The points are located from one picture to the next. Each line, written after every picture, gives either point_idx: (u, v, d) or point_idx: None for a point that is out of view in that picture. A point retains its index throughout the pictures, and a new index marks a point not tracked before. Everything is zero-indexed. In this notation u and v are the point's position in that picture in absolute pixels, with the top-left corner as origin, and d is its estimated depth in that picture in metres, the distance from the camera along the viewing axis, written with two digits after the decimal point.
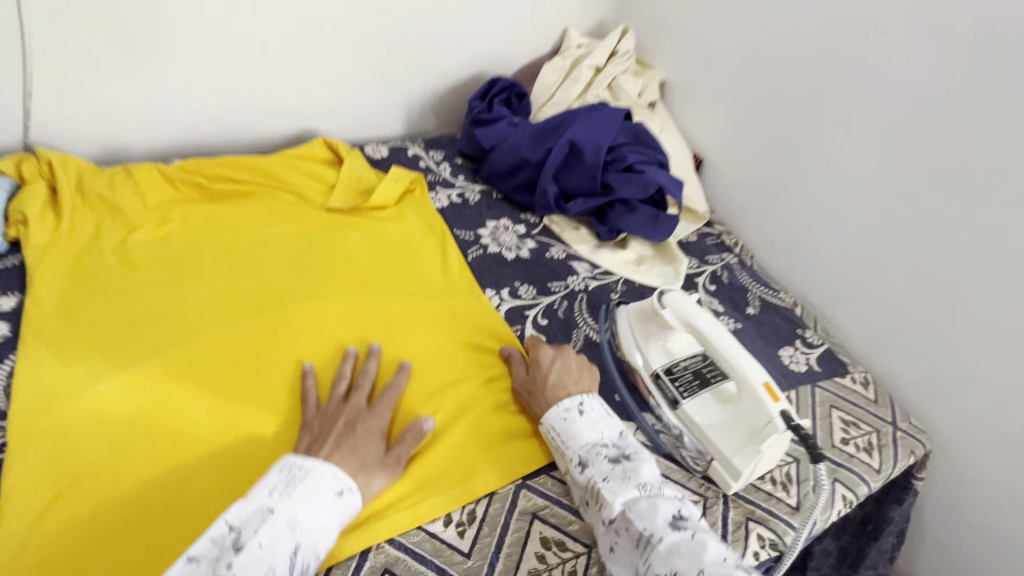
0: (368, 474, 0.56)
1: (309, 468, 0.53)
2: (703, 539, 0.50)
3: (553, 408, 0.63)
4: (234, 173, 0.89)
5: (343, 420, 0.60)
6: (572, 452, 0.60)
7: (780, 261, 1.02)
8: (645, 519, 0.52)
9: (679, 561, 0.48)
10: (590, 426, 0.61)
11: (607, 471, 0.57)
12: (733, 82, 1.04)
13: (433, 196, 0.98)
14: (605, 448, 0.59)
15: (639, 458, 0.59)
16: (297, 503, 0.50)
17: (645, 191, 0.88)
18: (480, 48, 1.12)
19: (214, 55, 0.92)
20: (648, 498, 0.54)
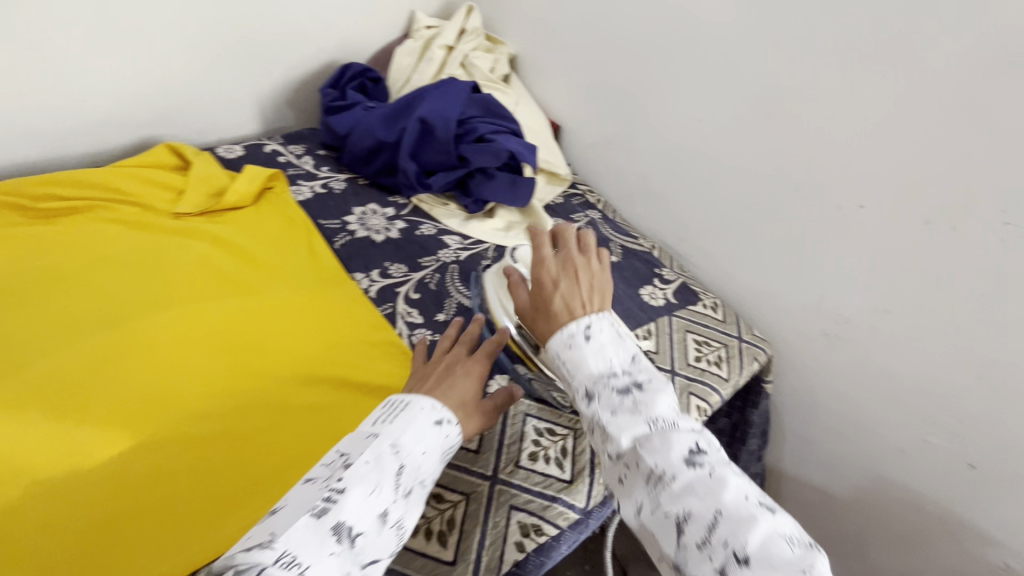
0: (468, 412, 0.57)
1: (409, 401, 0.53)
2: (720, 475, 0.45)
3: (558, 331, 0.55)
4: (63, 190, 0.83)
5: (443, 366, 0.60)
6: (577, 382, 0.52)
7: (638, 211, 1.10)
8: (656, 455, 0.47)
9: (693, 501, 0.44)
10: (596, 351, 0.53)
11: (616, 403, 0.50)
12: (574, 50, 1.10)
13: (295, 189, 0.97)
14: (615, 377, 0.52)
15: (652, 389, 0.51)
16: (398, 427, 0.50)
17: (499, 159, 0.92)
18: (326, 37, 1.11)
19: (14, 65, 0.83)
20: (662, 432, 0.48)
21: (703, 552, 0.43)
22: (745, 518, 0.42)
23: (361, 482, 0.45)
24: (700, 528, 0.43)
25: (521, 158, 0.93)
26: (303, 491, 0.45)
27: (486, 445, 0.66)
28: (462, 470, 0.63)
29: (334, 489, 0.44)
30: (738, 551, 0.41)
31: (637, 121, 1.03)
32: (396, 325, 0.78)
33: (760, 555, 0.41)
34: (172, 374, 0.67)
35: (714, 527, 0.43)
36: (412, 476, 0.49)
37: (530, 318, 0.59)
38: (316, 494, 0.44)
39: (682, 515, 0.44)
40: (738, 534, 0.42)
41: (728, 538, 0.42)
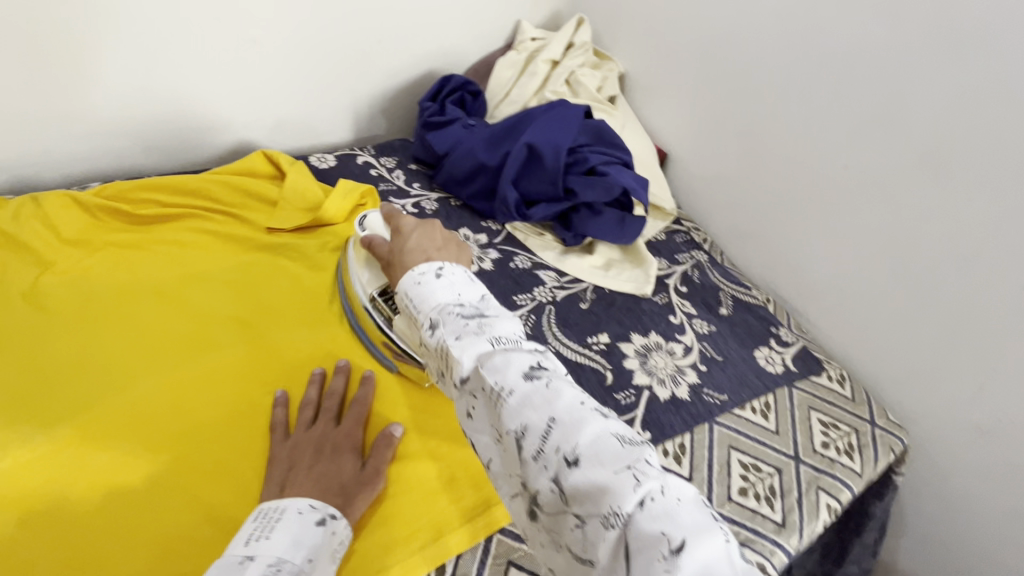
0: (351, 492, 0.53)
1: (284, 507, 0.49)
2: (556, 386, 0.39)
3: (406, 275, 0.51)
4: (164, 196, 0.80)
5: (313, 446, 0.56)
6: (422, 316, 0.46)
7: (749, 257, 1.00)
8: (498, 373, 0.40)
9: (529, 414, 0.38)
10: (444, 288, 0.48)
11: (459, 327, 0.44)
12: (696, 74, 1.00)
13: (387, 208, 0.92)
14: (458, 306, 0.46)
15: (500, 316, 0.45)
16: (277, 542, 0.45)
17: (609, 195, 0.84)
18: (430, 46, 1.06)
19: (130, 66, 0.81)
20: (501, 351, 0.42)
21: (538, 463, 0.37)
22: (576, 421, 0.37)
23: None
24: (534, 439, 0.37)
25: (633, 195, 0.85)
26: None
27: None
28: None
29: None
30: (572, 458, 0.36)
31: (764, 158, 0.93)
32: None
33: (591, 456, 0.36)
34: (257, 408, 0.62)
35: (547, 436, 0.37)
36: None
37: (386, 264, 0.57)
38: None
39: (518, 430, 0.38)
40: (569, 437, 0.36)
41: (560, 443, 0.37)
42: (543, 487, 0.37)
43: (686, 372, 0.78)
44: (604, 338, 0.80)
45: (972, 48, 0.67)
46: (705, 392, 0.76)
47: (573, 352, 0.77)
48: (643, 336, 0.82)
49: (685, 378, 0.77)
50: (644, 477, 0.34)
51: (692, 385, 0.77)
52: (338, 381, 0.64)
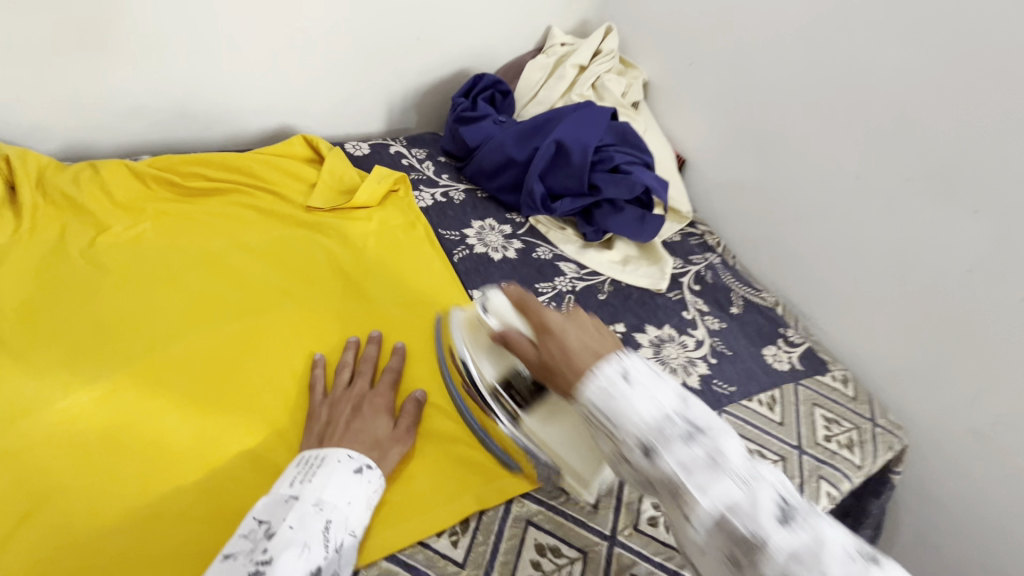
0: (384, 448, 0.57)
1: (324, 455, 0.53)
2: (811, 528, 0.42)
3: (589, 380, 0.49)
4: (211, 170, 0.85)
5: (350, 405, 0.61)
6: (627, 435, 0.46)
7: (760, 262, 1.04)
8: (747, 516, 0.42)
9: (797, 568, 0.40)
10: (640, 396, 0.47)
11: (684, 456, 0.44)
12: (717, 84, 1.05)
13: (417, 195, 0.96)
14: (672, 425, 0.46)
15: (719, 432, 0.46)
16: (319, 485, 0.50)
17: (631, 192, 0.88)
18: (464, 45, 1.11)
19: (184, 47, 0.86)
20: (747, 491, 0.43)
21: None
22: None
23: (285, 553, 0.45)
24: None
25: (653, 193, 0.89)
26: (223, 570, 0.44)
27: (606, 499, 0.62)
28: (580, 524, 0.60)
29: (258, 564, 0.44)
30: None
31: (780, 166, 0.97)
32: None
33: None
34: (296, 368, 0.66)
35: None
36: (343, 529, 0.49)
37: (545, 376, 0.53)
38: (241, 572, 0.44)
39: None
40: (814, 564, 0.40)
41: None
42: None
43: (697, 363, 0.82)
44: (620, 328, 0.84)
45: (986, 69, 0.71)
46: (715, 382, 0.80)
47: None
48: (657, 328, 0.86)
49: (696, 368, 0.81)
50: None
51: (702, 375, 0.80)
52: (371, 349, 0.68)
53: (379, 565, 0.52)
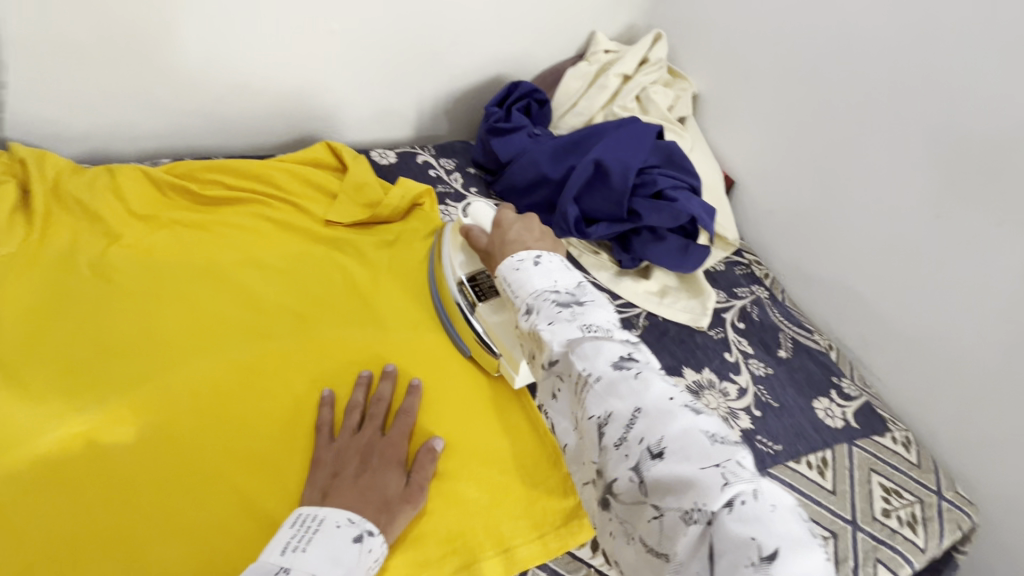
0: (392, 511, 0.52)
1: (322, 517, 0.48)
2: (647, 377, 0.42)
3: (506, 262, 0.55)
4: (229, 178, 0.81)
5: (358, 456, 0.55)
6: (519, 300, 0.51)
7: (813, 298, 0.95)
8: (587, 359, 0.44)
9: (614, 399, 0.42)
10: (540, 275, 0.52)
11: (552, 313, 0.48)
12: (776, 101, 0.95)
13: (443, 210, 0.91)
14: (554, 293, 0.50)
15: (593, 304, 0.49)
16: (313, 556, 0.44)
17: (675, 221, 0.80)
18: (501, 50, 1.04)
19: (208, 47, 0.81)
20: (594, 340, 0.45)
21: (620, 449, 0.40)
22: (663, 413, 0.40)
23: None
24: (617, 428, 0.41)
25: (699, 223, 0.82)
26: None
27: None
28: None
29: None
30: (653, 442, 0.39)
31: (844, 196, 0.87)
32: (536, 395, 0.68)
33: (673, 447, 0.38)
34: (300, 407, 0.61)
35: (632, 425, 0.40)
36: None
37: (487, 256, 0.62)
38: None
39: (602, 417, 0.42)
40: (654, 428, 0.39)
41: (645, 434, 0.40)
42: (622, 476, 0.40)
43: (740, 416, 0.74)
44: None
45: None
46: (758, 439, 0.72)
47: None
48: (696, 372, 0.78)
49: (738, 422, 0.73)
50: (735, 478, 0.36)
51: (745, 430, 0.72)
52: (386, 388, 0.62)
53: None
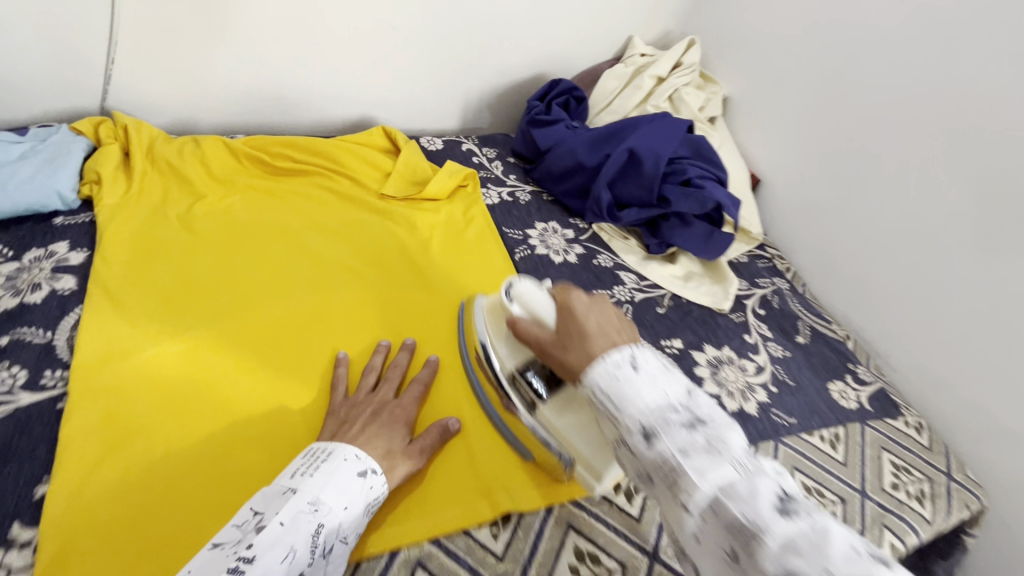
0: (394, 459, 0.55)
1: (331, 450, 0.51)
2: (826, 527, 0.34)
3: (597, 363, 0.46)
4: (296, 153, 0.90)
5: (371, 407, 0.59)
6: (629, 420, 0.42)
7: (832, 292, 0.99)
8: (745, 503, 0.36)
9: (797, 560, 0.33)
10: (648, 385, 0.43)
11: (684, 441, 0.39)
12: (803, 105, 1.00)
13: (485, 192, 0.98)
14: (675, 412, 0.41)
15: (721, 422, 0.41)
16: (318, 482, 0.48)
17: (702, 208, 0.86)
18: (544, 50, 1.12)
19: (283, 37, 0.90)
20: (746, 478, 0.37)
21: None
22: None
23: (270, 553, 0.42)
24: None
25: (725, 211, 0.87)
26: (208, 558, 0.42)
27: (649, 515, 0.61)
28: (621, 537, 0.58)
29: (240, 555, 0.41)
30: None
31: (865, 194, 0.91)
32: None
33: None
34: (360, 353, 0.68)
35: None
36: (332, 535, 0.47)
37: (561, 355, 0.52)
38: (223, 561, 0.41)
39: None
40: None
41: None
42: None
43: (757, 389, 0.79)
44: (677, 344, 0.82)
45: None
46: (774, 411, 0.76)
47: None
48: (716, 348, 0.83)
49: (754, 395, 0.78)
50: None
51: (761, 402, 0.77)
52: (405, 356, 0.67)
53: (422, 547, 0.53)
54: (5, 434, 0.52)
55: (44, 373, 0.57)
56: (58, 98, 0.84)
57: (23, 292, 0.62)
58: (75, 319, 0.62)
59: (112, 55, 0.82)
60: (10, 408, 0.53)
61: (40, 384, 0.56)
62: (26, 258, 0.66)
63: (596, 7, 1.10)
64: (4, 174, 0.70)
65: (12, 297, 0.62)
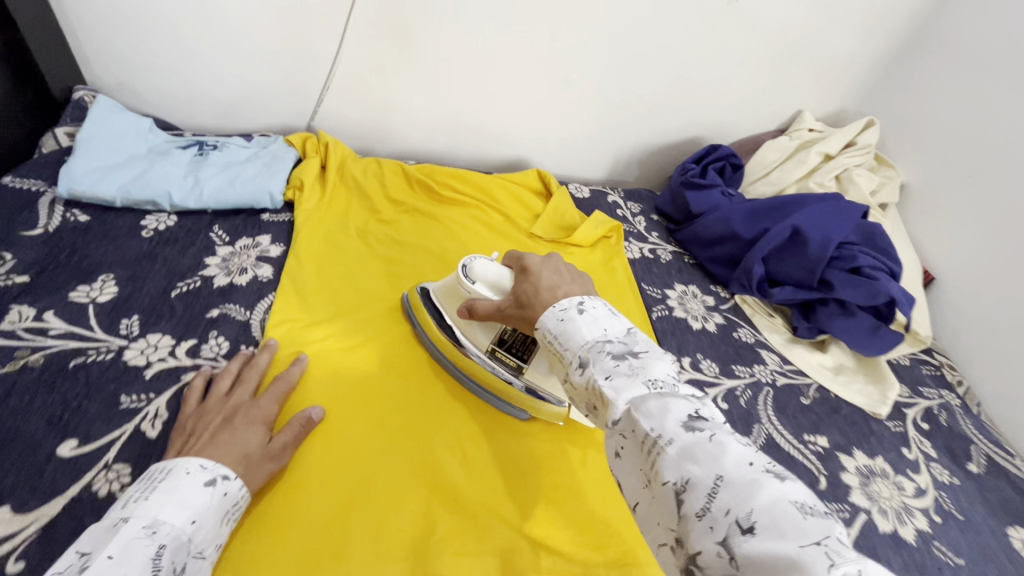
0: (251, 465, 0.51)
1: (171, 467, 0.47)
2: (722, 439, 0.35)
3: (547, 313, 0.48)
4: (460, 183, 0.97)
5: (220, 416, 0.54)
6: (570, 353, 0.44)
7: (1015, 420, 0.85)
8: (653, 417, 0.37)
9: (691, 466, 0.34)
10: (589, 323, 0.45)
11: (610, 368, 0.41)
12: (1000, 204, 0.90)
13: (627, 245, 0.99)
14: (610, 344, 0.43)
15: (651, 355, 0.42)
16: (156, 502, 0.44)
17: (871, 301, 0.78)
18: (706, 116, 1.13)
19: (470, 82, 1.00)
20: (656, 396, 0.38)
21: (703, 523, 0.32)
22: (749, 483, 0.32)
23: None
24: (700, 496, 0.33)
25: (898, 307, 0.79)
26: None
27: None
28: None
29: None
30: (743, 521, 0.31)
31: None
32: None
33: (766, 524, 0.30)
34: None
35: (715, 494, 0.32)
36: (176, 553, 0.43)
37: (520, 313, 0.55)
38: None
39: (679, 484, 0.34)
40: (743, 499, 0.31)
41: (732, 504, 0.31)
42: (709, 551, 0.31)
43: (916, 514, 0.69)
44: (822, 442, 0.75)
45: None
46: (937, 545, 0.66)
47: (787, 443, 0.73)
48: (868, 457, 0.74)
49: (913, 520, 0.68)
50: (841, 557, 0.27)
51: (921, 531, 0.67)
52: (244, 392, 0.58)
53: None
54: None
55: (241, 346, 0.65)
56: (281, 111, 0.99)
57: (234, 273, 0.73)
58: (269, 304, 0.71)
59: (329, 82, 0.95)
60: (212, 371, 0.61)
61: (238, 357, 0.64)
62: (238, 245, 0.77)
63: (772, 79, 1.09)
64: (233, 173, 0.82)
65: (226, 276, 0.72)
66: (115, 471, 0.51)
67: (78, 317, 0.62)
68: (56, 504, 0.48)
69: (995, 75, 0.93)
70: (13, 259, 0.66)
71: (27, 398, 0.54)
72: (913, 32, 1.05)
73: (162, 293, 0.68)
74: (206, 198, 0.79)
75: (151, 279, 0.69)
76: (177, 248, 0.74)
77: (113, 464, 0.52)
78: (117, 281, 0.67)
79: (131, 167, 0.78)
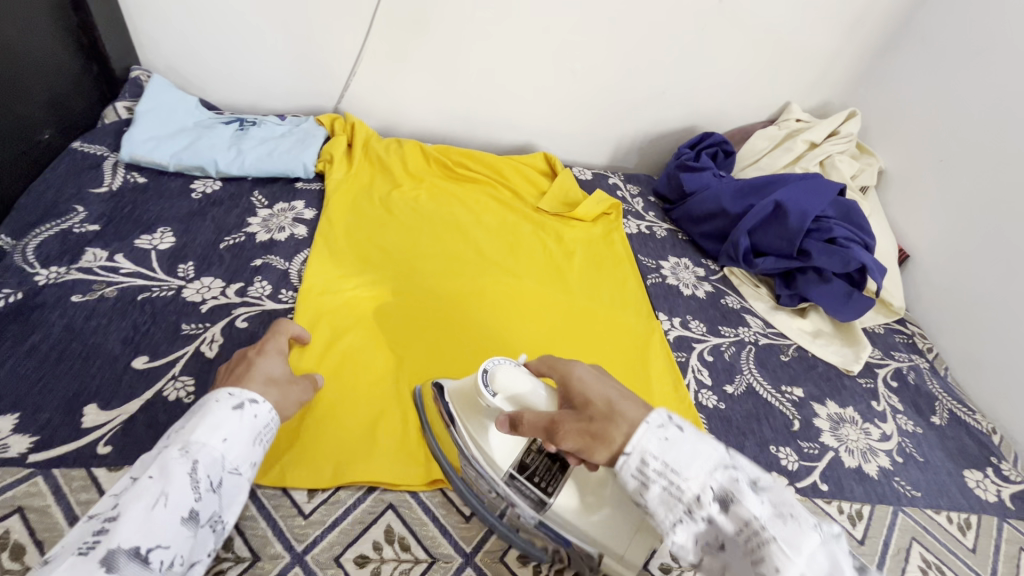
0: (275, 384, 0.55)
1: (205, 399, 0.49)
2: None
3: (641, 427, 0.44)
4: (473, 162, 1.06)
5: (240, 353, 0.58)
6: (699, 484, 0.41)
7: (979, 382, 0.93)
8: (832, 573, 0.38)
9: None
10: (699, 446, 0.43)
11: (762, 509, 0.40)
12: (968, 187, 0.98)
13: (625, 222, 1.07)
14: (736, 471, 0.42)
15: (773, 485, 0.43)
16: (191, 428, 0.46)
17: (845, 267, 0.87)
18: (701, 108, 1.22)
19: (484, 71, 1.09)
20: (821, 542, 0.39)
21: None
22: None
23: (134, 503, 0.40)
24: None
25: (869, 274, 0.87)
26: (75, 531, 0.40)
27: None
28: None
29: (106, 518, 0.40)
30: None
31: None
32: (686, 376, 0.80)
33: None
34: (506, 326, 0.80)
35: None
36: (212, 469, 0.45)
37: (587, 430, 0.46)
38: (85, 530, 0.39)
39: None
40: None
41: None
42: None
43: (880, 454, 0.77)
44: (798, 393, 0.83)
45: None
46: (897, 480, 0.74)
47: (766, 391, 0.82)
48: (839, 406, 0.82)
49: (877, 459, 0.76)
50: None
51: (883, 468, 0.75)
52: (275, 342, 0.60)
53: None
54: (255, 324, 0.68)
55: (281, 290, 0.74)
56: (311, 95, 1.08)
57: (273, 231, 0.82)
58: (304, 258, 0.80)
59: (355, 69, 1.05)
60: (256, 308, 0.70)
61: (279, 298, 0.73)
62: (275, 208, 0.86)
63: (762, 73, 1.17)
64: (271, 146, 0.92)
65: (267, 233, 0.81)
66: (181, 382, 0.60)
67: (143, 261, 0.71)
68: (134, 404, 0.57)
69: (965, 70, 1.01)
70: (84, 211, 0.75)
71: (104, 322, 0.63)
72: (892, 31, 1.14)
73: (212, 244, 0.77)
74: (248, 166, 0.88)
75: (202, 233, 0.78)
76: (223, 209, 0.83)
77: (179, 376, 0.60)
78: (174, 233, 0.76)
79: (182, 138, 0.87)
